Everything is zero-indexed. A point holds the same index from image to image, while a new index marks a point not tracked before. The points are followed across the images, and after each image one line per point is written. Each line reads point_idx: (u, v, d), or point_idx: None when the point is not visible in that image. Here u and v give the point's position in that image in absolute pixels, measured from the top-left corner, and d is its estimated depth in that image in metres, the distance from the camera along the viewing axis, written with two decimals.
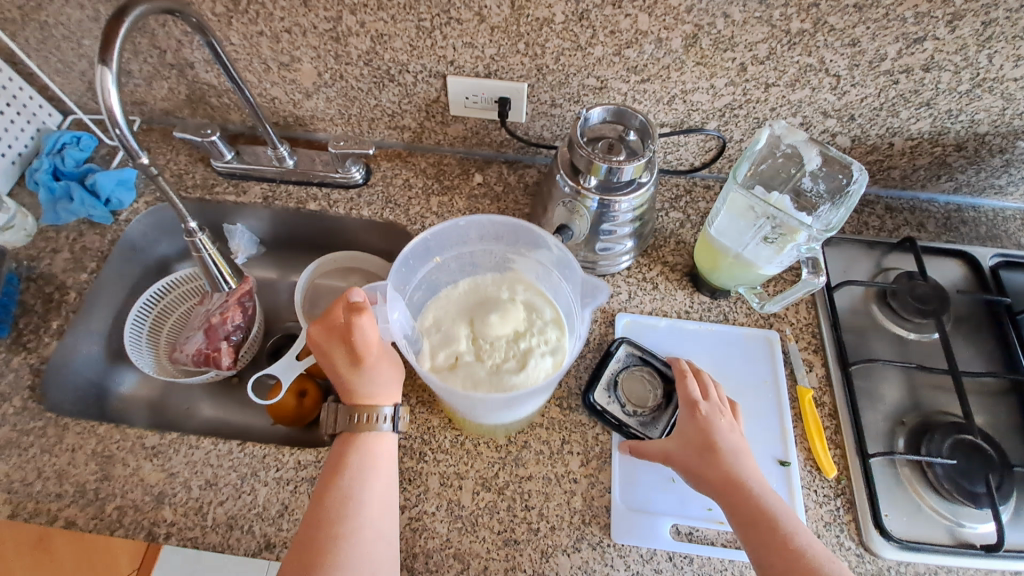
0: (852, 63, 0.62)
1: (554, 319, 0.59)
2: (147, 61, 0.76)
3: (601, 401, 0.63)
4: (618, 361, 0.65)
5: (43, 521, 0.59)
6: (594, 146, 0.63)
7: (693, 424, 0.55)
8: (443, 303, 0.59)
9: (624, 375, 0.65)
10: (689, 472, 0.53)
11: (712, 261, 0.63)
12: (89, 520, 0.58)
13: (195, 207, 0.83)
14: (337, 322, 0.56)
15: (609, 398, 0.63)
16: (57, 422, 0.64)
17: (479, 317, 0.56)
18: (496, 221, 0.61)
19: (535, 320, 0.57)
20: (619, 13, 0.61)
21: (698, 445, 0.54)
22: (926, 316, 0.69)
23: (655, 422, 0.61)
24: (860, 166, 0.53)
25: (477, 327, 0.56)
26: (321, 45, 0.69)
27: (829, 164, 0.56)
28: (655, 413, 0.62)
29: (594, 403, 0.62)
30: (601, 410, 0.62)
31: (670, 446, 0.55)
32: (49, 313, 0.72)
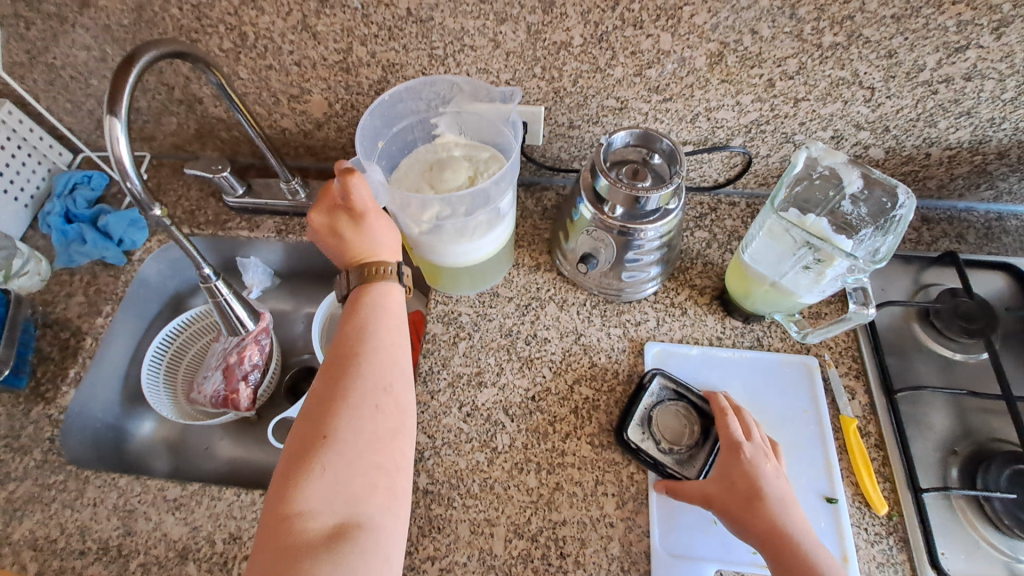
0: (887, 75, 0.59)
1: (493, 156, 0.63)
2: (156, 98, 0.75)
3: (635, 439, 0.60)
4: (652, 396, 0.63)
5: None
6: (618, 171, 0.61)
7: (736, 468, 0.53)
8: (396, 180, 0.61)
9: (658, 410, 0.62)
10: (732, 517, 0.51)
11: (746, 288, 0.61)
12: None
13: (207, 242, 0.81)
14: (333, 191, 0.55)
15: (643, 435, 0.61)
16: (78, 475, 0.63)
17: (435, 178, 0.60)
18: (409, 84, 0.61)
19: (477, 163, 0.61)
20: (640, 33, 0.58)
21: (741, 491, 0.51)
22: (973, 335, 0.65)
23: (693, 460, 0.59)
24: (907, 188, 0.50)
25: (438, 186, 0.59)
26: (331, 76, 0.67)
27: (870, 186, 0.53)
28: (692, 451, 0.59)
29: (628, 441, 0.60)
30: (635, 449, 0.59)
31: (710, 488, 0.53)
32: (66, 360, 0.71)
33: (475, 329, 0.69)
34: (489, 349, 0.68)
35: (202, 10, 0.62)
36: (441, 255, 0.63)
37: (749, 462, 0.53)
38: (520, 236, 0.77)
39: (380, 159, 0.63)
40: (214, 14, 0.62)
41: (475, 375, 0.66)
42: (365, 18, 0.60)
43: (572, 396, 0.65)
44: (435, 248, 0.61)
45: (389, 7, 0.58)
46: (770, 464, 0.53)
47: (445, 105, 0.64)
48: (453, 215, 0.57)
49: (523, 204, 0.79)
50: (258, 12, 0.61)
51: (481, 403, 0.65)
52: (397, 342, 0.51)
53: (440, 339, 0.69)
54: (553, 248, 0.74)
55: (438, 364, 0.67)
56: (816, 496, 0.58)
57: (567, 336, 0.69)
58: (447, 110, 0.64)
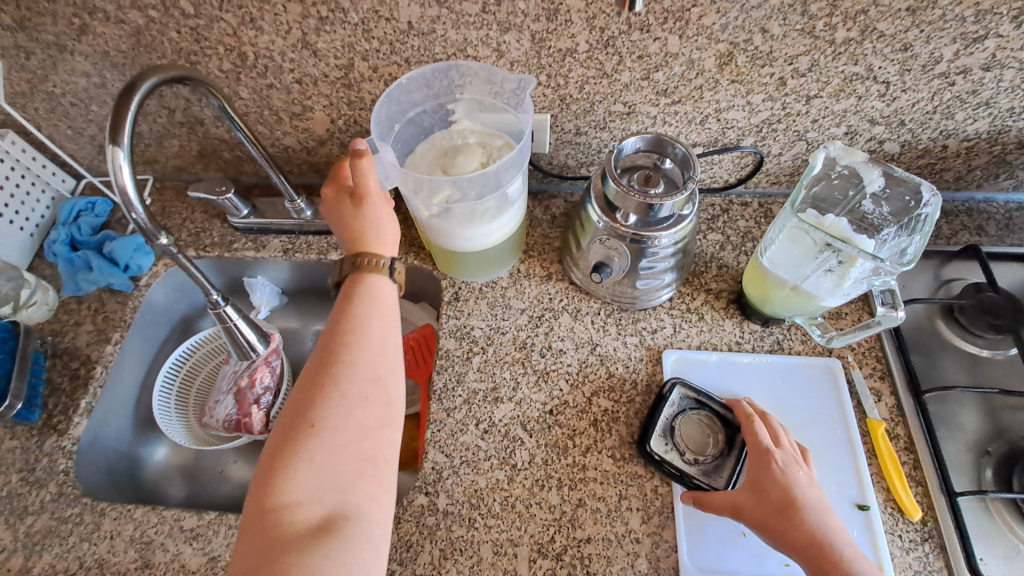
0: (902, 68, 0.58)
1: (507, 144, 0.63)
2: (157, 122, 0.74)
3: (658, 450, 0.58)
4: (673, 406, 0.61)
5: None
6: (629, 178, 0.59)
7: (768, 477, 0.51)
8: (411, 164, 0.62)
9: (680, 420, 0.60)
10: (763, 526, 0.50)
11: (765, 293, 0.60)
12: None
13: (214, 263, 0.80)
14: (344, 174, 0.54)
15: (666, 446, 0.59)
16: (95, 508, 0.62)
17: (448, 165, 0.61)
18: (427, 69, 0.60)
19: (490, 151, 0.62)
20: (647, 37, 0.57)
21: (774, 500, 0.50)
22: (1000, 331, 0.63)
23: (719, 471, 0.57)
24: (931, 186, 0.49)
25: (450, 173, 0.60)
26: (333, 93, 0.66)
27: (891, 185, 0.52)
28: (718, 461, 0.58)
29: (651, 452, 0.58)
30: (659, 460, 0.58)
31: (740, 498, 0.51)
32: (77, 391, 0.70)
33: (488, 343, 0.68)
34: (504, 363, 0.67)
35: (201, 33, 0.61)
36: (450, 241, 0.64)
37: (781, 469, 0.51)
38: (530, 246, 0.75)
39: (394, 142, 0.63)
40: (214, 35, 0.61)
41: (491, 391, 0.65)
42: (366, 33, 0.59)
43: (591, 408, 0.63)
44: (444, 233, 0.62)
45: (390, 21, 0.57)
46: (802, 470, 0.52)
47: (462, 91, 0.63)
48: (463, 199, 0.59)
49: (531, 213, 0.78)
50: (257, 32, 0.60)
51: (498, 419, 0.63)
52: (392, 334, 0.49)
53: (453, 354, 0.68)
54: (564, 257, 0.73)
55: (452, 380, 0.66)
56: (846, 503, 0.56)
57: (582, 347, 0.67)
58: (464, 95, 0.63)
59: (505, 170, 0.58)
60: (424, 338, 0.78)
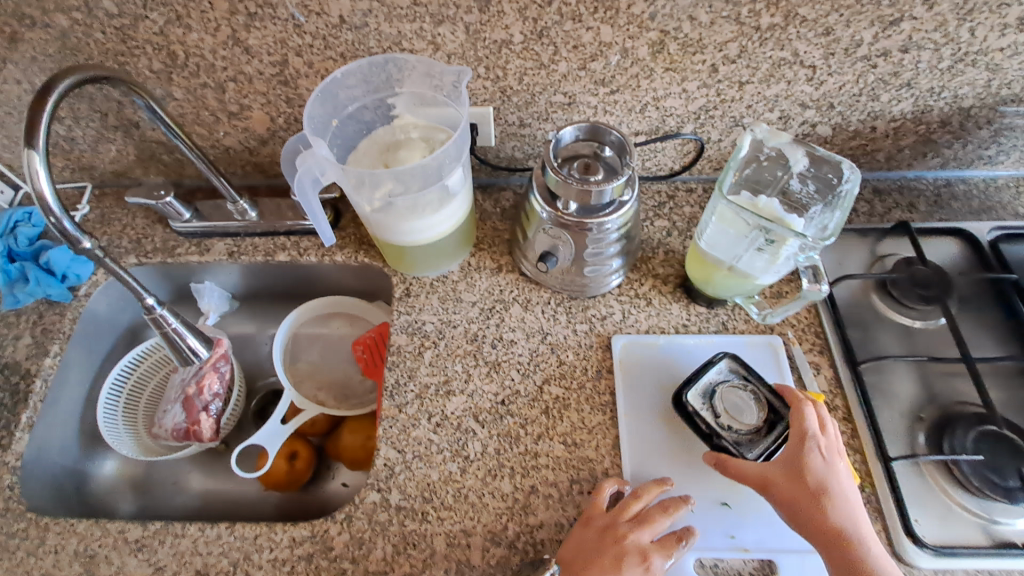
0: (827, 52, 0.60)
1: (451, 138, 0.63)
2: (90, 125, 0.72)
3: (693, 404, 0.60)
4: (719, 373, 0.61)
5: None
6: (569, 167, 0.60)
7: (806, 460, 0.53)
8: (353, 160, 0.62)
9: (724, 388, 0.61)
10: (790, 504, 0.52)
11: (705, 274, 0.61)
12: None
13: (158, 269, 0.78)
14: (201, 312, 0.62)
15: (702, 404, 0.60)
16: (36, 524, 0.60)
17: (390, 160, 0.61)
18: (364, 63, 0.59)
19: (433, 146, 0.61)
20: (580, 27, 0.58)
21: (809, 483, 0.52)
22: (930, 302, 0.67)
23: (752, 445, 0.57)
24: (850, 164, 0.51)
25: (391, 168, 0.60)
26: (270, 90, 0.65)
27: (813, 164, 0.54)
28: (752, 436, 0.57)
29: (685, 403, 0.60)
30: (691, 413, 0.59)
31: (770, 473, 0.53)
32: (15, 405, 0.68)
33: (440, 337, 0.68)
34: (455, 356, 0.67)
35: (127, 32, 0.59)
36: (395, 237, 0.64)
37: (821, 456, 0.53)
38: (480, 239, 0.76)
39: (332, 138, 0.62)
40: (141, 34, 0.60)
41: (443, 384, 0.65)
42: (298, 28, 0.58)
43: (542, 396, 0.64)
44: (386, 230, 0.63)
45: (321, 15, 0.57)
46: (840, 460, 0.54)
47: (402, 85, 0.62)
48: (404, 194, 0.59)
49: (481, 206, 0.78)
50: (186, 29, 0.59)
51: (451, 412, 0.63)
52: None
53: (405, 350, 0.67)
54: (513, 249, 0.73)
55: (404, 376, 0.66)
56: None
57: (533, 337, 0.68)
58: (404, 89, 0.62)
59: (442, 158, 0.57)
60: (378, 336, 0.77)
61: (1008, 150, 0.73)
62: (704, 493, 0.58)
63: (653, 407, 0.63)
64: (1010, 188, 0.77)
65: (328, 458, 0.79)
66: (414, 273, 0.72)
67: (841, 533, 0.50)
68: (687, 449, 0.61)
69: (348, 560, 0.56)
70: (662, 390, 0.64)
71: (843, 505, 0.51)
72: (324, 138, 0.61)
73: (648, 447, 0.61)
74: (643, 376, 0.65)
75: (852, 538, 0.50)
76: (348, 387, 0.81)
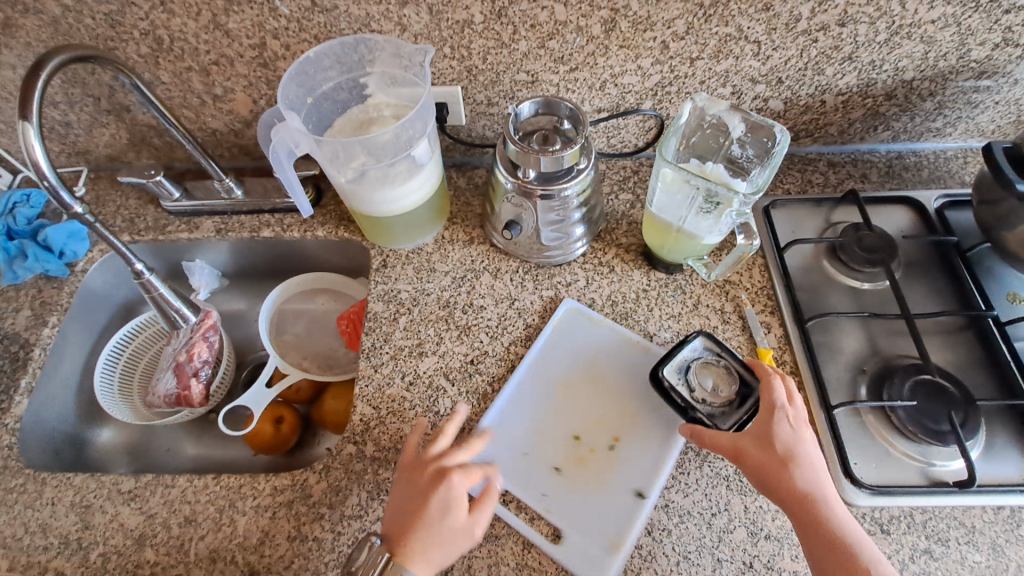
0: (769, 27, 0.64)
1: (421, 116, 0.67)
2: (84, 110, 0.76)
3: (669, 379, 0.61)
4: (693, 350, 0.63)
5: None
6: (529, 139, 0.64)
7: (775, 430, 0.55)
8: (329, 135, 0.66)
9: (698, 365, 0.62)
10: (761, 472, 0.54)
11: (659, 238, 0.65)
12: (76, 570, 0.59)
13: (150, 248, 0.83)
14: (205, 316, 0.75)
15: (677, 379, 0.62)
16: (36, 478, 0.64)
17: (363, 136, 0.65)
18: (336, 44, 0.63)
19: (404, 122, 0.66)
20: (535, 6, 0.62)
21: (778, 451, 0.54)
22: (875, 264, 0.70)
23: (724, 418, 0.59)
24: (781, 128, 0.54)
25: None
26: (251, 72, 0.70)
27: (750, 131, 0.58)
28: (725, 409, 0.60)
29: (662, 378, 0.61)
30: (668, 388, 0.61)
31: (742, 443, 0.55)
32: (16, 372, 0.72)
33: (414, 304, 0.72)
34: (428, 321, 0.71)
35: (115, 18, 0.64)
36: (370, 208, 0.68)
37: (790, 425, 0.55)
38: (454, 213, 0.80)
39: (307, 115, 0.66)
40: (128, 20, 0.64)
41: (416, 346, 0.69)
42: (273, 12, 0.63)
43: (509, 356, 0.68)
44: (362, 201, 0.67)
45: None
46: (806, 430, 0.56)
47: (373, 65, 0.66)
48: (376, 165, 0.63)
49: (455, 183, 0.82)
50: (169, 15, 0.63)
51: (423, 371, 0.67)
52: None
53: (381, 316, 0.71)
54: (485, 222, 0.77)
55: (380, 339, 0.70)
56: (621, 485, 0.59)
57: (502, 302, 0.72)
58: (375, 69, 0.66)
59: (410, 129, 0.62)
60: (359, 310, 0.81)
61: (953, 121, 0.77)
62: (542, 455, 0.62)
63: (557, 373, 0.67)
64: (959, 159, 0.81)
65: (314, 425, 0.83)
66: (391, 246, 0.76)
67: (811, 500, 0.52)
68: (569, 412, 0.64)
69: (326, 506, 0.60)
70: (578, 362, 0.67)
71: (811, 473, 0.53)
72: (300, 114, 0.65)
73: (535, 408, 0.64)
74: (558, 345, 0.68)
75: (820, 503, 0.52)
76: (332, 358, 0.85)
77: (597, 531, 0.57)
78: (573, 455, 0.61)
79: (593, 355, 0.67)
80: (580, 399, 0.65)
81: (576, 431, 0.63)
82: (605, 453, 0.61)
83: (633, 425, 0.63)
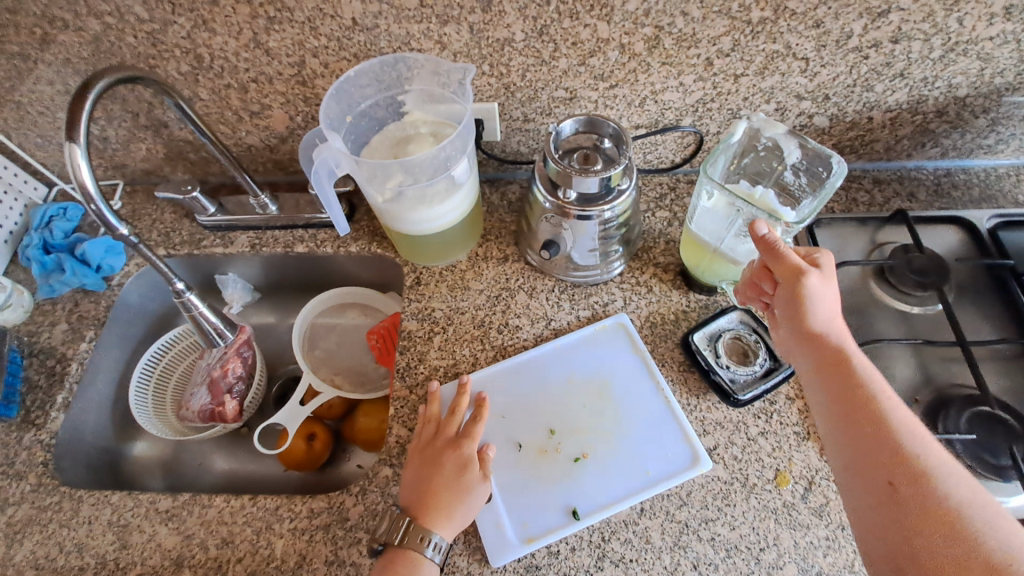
0: (818, 44, 0.62)
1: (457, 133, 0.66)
2: (123, 126, 0.77)
3: (699, 342, 0.65)
4: (729, 323, 0.66)
5: None
6: (570, 158, 0.62)
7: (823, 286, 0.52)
8: (366, 154, 0.65)
9: (731, 337, 0.65)
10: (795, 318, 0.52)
11: (696, 257, 0.63)
12: None
13: (184, 262, 0.83)
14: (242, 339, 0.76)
15: (707, 346, 0.65)
16: (72, 495, 0.65)
17: (401, 152, 0.64)
18: (376, 63, 0.63)
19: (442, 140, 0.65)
20: (578, 24, 0.61)
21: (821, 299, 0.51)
22: (926, 288, 0.67)
23: (745, 385, 0.62)
24: (837, 157, 0.53)
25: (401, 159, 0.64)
26: (289, 90, 0.69)
27: (802, 159, 0.57)
28: (747, 378, 0.63)
29: (691, 341, 0.65)
30: (694, 349, 0.65)
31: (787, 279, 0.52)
32: (53, 387, 0.73)
33: (448, 323, 0.71)
34: (463, 341, 0.70)
35: (157, 37, 0.64)
36: (404, 226, 0.67)
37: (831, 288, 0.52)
38: (488, 230, 0.79)
39: (346, 134, 0.65)
40: (169, 39, 0.64)
41: (451, 367, 0.68)
42: (313, 31, 0.62)
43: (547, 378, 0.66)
44: (397, 219, 0.66)
45: (335, 18, 0.61)
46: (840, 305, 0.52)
47: (411, 83, 0.65)
48: (414, 183, 0.62)
49: (489, 199, 0.81)
50: (210, 34, 0.64)
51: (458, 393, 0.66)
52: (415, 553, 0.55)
53: (415, 335, 0.71)
54: (519, 240, 0.76)
55: (415, 359, 0.69)
56: (563, 497, 0.59)
57: (538, 322, 0.71)
58: (413, 87, 0.65)
59: (449, 149, 0.61)
60: (390, 325, 0.80)
61: (1007, 138, 0.74)
62: (516, 431, 0.62)
63: (573, 369, 0.66)
64: (1011, 176, 0.78)
65: (345, 441, 0.82)
66: (424, 263, 0.76)
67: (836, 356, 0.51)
68: (556, 404, 0.64)
69: (363, 529, 0.59)
70: (599, 369, 0.66)
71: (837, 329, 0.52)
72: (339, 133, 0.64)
73: (535, 387, 0.65)
74: (586, 351, 0.67)
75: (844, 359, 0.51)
76: (363, 374, 0.85)
77: (518, 521, 0.57)
78: (540, 445, 0.61)
79: (614, 369, 0.66)
80: (577, 400, 0.64)
81: (555, 425, 0.63)
82: (568, 460, 0.60)
83: (608, 447, 0.61)
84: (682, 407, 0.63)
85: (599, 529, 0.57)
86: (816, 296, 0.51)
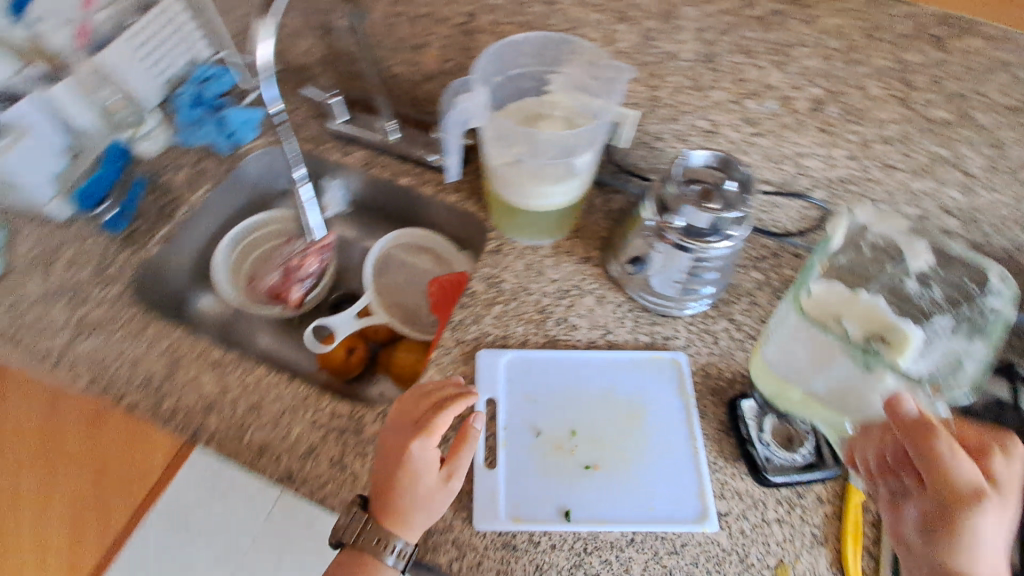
0: (987, 164, 0.59)
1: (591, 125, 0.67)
2: (298, 18, 0.83)
3: (747, 409, 0.63)
4: None
5: (112, 397, 0.65)
6: (689, 187, 0.62)
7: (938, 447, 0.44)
8: (500, 115, 0.67)
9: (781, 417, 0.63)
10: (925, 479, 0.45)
11: (775, 388, 0.58)
12: (149, 408, 0.65)
13: (302, 156, 0.89)
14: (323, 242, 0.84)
15: (755, 415, 0.63)
16: (143, 316, 0.71)
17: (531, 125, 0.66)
18: (542, 35, 0.65)
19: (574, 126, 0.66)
20: (748, 62, 0.61)
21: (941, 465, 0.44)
22: None
23: (777, 466, 0.60)
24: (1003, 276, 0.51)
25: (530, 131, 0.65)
26: (454, 34, 0.73)
27: (884, 296, 0.56)
28: (782, 461, 0.60)
29: (739, 405, 0.63)
30: (740, 414, 0.63)
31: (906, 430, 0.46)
32: (160, 220, 0.80)
33: (513, 297, 0.73)
34: (520, 319, 0.71)
35: None
36: (510, 193, 0.69)
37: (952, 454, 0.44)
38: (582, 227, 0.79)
39: (490, 91, 0.68)
40: None
41: (501, 337, 0.69)
42: None
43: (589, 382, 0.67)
44: (506, 186, 0.68)
45: None
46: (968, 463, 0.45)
47: (567, 65, 0.67)
48: (535, 157, 0.64)
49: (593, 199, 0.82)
50: None
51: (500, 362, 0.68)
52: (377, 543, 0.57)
53: (479, 296, 0.73)
54: (607, 248, 0.76)
55: (471, 317, 0.71)
56: (561, 496, 0.59)
57: (596, 329, 0.71)
58: (566, 69, 0.67)
59: (579, 137, 0.63)
60: (454, 281, 0.82)
61: None
62: (539, 418, 0.63)
63: (614, 384, 0.66)
64: None
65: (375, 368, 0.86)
66: (511, 235, 0.77)
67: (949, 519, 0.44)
68: (586, 408, 0.64)
69: (370, 447, 0.62)
70: (638, 394, 0.65)
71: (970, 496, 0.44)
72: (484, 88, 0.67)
73: (571, 386, 0.65)
74: (631, 372, 0.67)
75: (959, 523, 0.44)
76: (415, 314, 0.88)
77: (512, 499, 0.58)
78: (557, 440, 0.62)
79: (652, 399, 0.65)
80: (607, 413, 0.64)
81: (577, 427, 0.63)
82: (579, 465, 0.60)
83: (621, 468, 0.61)
84: (707, 462, 0.62)
85: (585, 539, 0.57)
86: (983, 531, 0.43)
